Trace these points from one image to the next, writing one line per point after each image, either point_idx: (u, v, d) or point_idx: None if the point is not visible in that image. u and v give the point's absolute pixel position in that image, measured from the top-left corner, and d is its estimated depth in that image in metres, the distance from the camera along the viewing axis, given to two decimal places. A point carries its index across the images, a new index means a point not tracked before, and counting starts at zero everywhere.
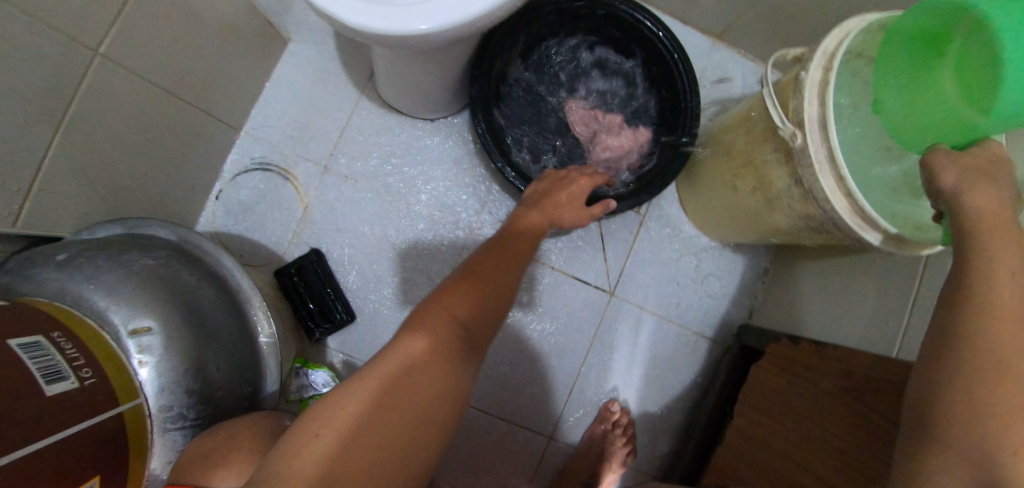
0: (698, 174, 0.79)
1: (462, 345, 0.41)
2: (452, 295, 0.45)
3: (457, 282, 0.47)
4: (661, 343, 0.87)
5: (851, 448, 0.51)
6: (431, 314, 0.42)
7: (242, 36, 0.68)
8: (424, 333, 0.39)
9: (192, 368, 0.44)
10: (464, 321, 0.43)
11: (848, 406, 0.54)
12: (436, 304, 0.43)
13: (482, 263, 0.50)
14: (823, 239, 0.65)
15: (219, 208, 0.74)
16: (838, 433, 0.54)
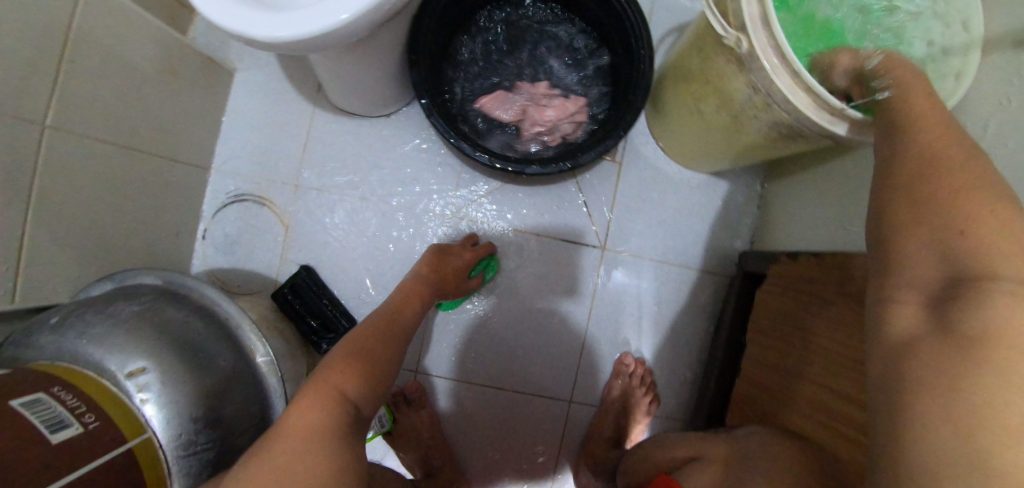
0: (665, 107, 0.77)
1: (349, 412, 0.47)
2: (342, 363, 0.50)
3: (342, 351, 0.52)
4: (664, 287, 0.86)
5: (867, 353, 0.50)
6: (317, 391, 0.47)
7: (186, 77, 0.69)
8: (312, 413, 0.45)
9: (193, 398, 0.47)
10: (350, 389, 0.49)
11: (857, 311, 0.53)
12: (322, 380, 0.48)
13: (365, 330, 0.56)
14: (800, 144, 0.61)
15: (208, 246, 0.77)
16: (854, 340, 0.52)
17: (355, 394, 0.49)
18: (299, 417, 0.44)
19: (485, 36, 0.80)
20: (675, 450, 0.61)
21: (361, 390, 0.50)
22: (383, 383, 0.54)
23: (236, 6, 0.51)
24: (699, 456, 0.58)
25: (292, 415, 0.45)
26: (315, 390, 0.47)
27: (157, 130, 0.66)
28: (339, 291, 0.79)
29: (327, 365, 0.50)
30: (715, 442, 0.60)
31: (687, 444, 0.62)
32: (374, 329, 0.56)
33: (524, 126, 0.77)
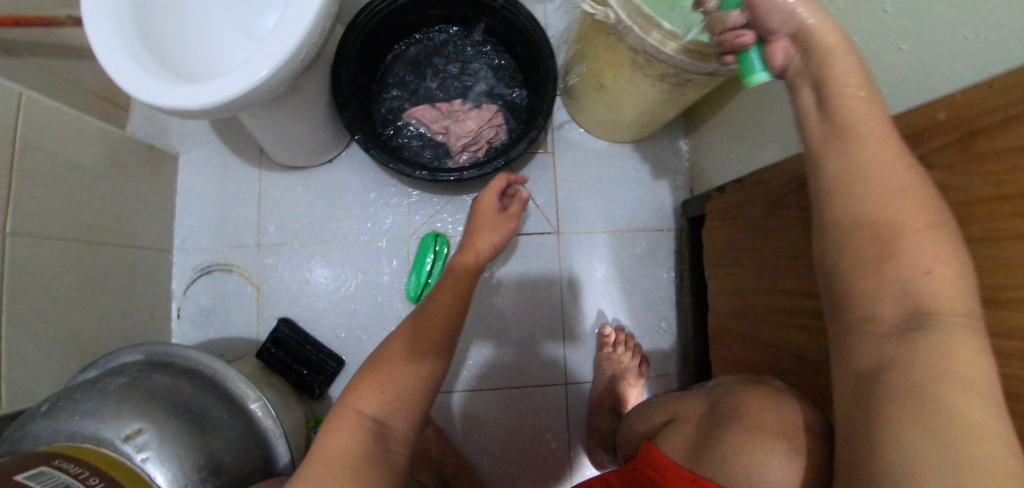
0: (574, 91, 0.85)
1: (371, 429, 0.43)
2: (366, 378, 0.46)
3: (382, 353, 0.49)
4: (623, 252, 0.91)
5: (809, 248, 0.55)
6: (342, 408, 0.45)
7: (132, 168, 0.74)
8: (330, 434, 0.43)
9: (191, 449, 0.49)
10: (371, 403, 0.44)
11: (789, 215, 0.59)
12: (350, 394, 0.45)
13: (413, 325, 0.51)
14: (692, 89, 0.69)
15: (185, 323, 0.79)
16: (793, 241, 0.58)
17: (378, 410, 0.44)
18: (334, 444, 0.42)
19: (403, 73, 0.88)
20: (653, 418, 0.60)
21: (387, 405, 0.45)
22: (425, 400, 0.48)
23: (166, 85, 0.56)
24: (675, 417, 0.54)
25: (323, 446, 0.42)
26: (343, 417, 0.44)
27: (113, 221, 0.70)
28: (322, 334, 0.81)
29: (353, 384, 0.46)
30: (689, 399, 0.56)
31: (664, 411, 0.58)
32: (410, 341, 0.49)
33: (450, 141, 0.85)
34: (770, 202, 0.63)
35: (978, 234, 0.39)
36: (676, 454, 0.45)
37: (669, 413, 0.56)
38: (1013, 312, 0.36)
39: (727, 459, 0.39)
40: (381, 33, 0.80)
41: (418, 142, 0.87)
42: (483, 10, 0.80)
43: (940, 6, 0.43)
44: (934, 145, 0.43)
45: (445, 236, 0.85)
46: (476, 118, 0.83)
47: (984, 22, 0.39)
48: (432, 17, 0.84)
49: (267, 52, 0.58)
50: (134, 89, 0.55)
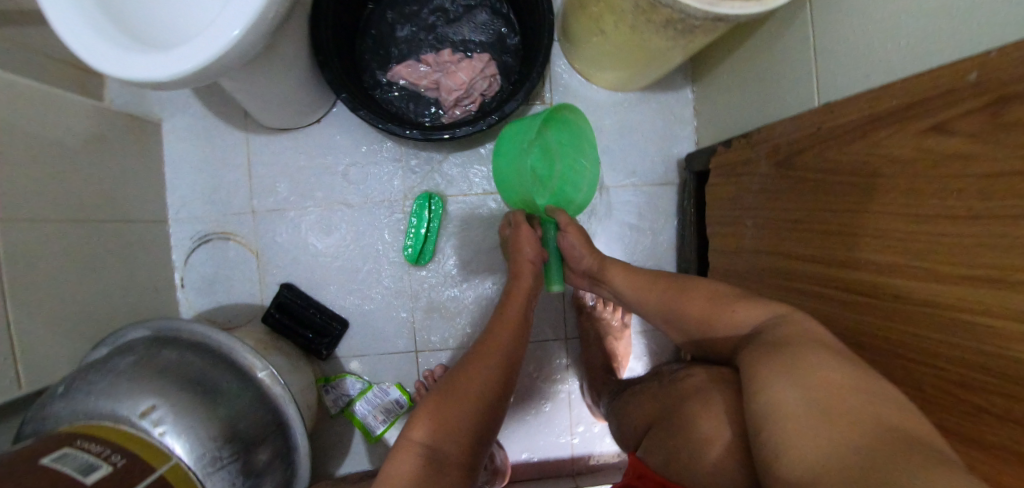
0: (572, 36, 0.78)
1: (431, 461, 0.45)
2: (427, 411, 0.48)
3: (442, 386, 0.51)
4: (624, 209, 0.89)
5: (817, 211, 0.54)
6: (402, 440, 0.46)
7: (114, 141, 0.71)
8: (392, 464, 0.45)
9: (204, 420, 0.52)
10: (426, 436, 0.46)
11: (795, 178, 0.58)
12: (408, 428, 0.47)
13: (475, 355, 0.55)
14: (703, 35, 0.63)
15: (190, 291, 0.81)
16: (798, 205, 0.57)
17: (432, 439, 0.46)
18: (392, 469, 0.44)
19: (386, 20, 0.81)
20: (645, 411, 0.61)
21: (440, 432, 0.47)
22: (479, 424, 0.49)
23: (130, 56, 0.53)
24: (653, 419, 0.58)
25: (386, 473, 0.45)
26: (401, 446, 0.46)
27: (103, 197, 0.69)
28: (324, 298, 0.83)
29: (410, 416, 0.49)
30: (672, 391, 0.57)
31: (654, 403, 0.60)
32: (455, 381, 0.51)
33: (441, 96, 0.79)
34: (778, 160, 0.61)
35: (989, 210, 0.35)
36: (653, 459, 0.50)
37: (658, 408, 0.58)
38: (1018, 294, 0.33)
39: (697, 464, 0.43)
40: None
41: (407, 98, 0.82)
42: None
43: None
44: (960, 108, 0.38)
45: (439, 196, 0.83)
46: (466, 69, 0.77)
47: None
48: None
49: (230, 12, 0.53)
50: (98, 63, 0.52)
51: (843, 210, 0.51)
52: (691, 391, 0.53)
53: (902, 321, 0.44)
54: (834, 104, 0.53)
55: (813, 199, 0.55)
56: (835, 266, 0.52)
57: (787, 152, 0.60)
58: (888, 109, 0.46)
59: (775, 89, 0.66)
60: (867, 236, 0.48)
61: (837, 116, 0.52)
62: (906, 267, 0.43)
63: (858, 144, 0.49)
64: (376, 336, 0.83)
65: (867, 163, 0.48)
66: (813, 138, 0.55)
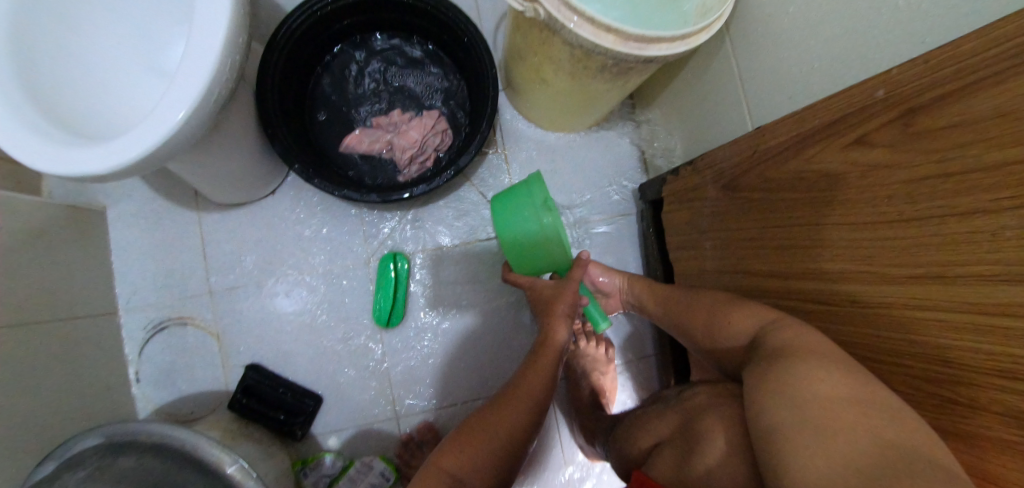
0: (516, 89, 0.83)
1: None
2: (459, 444, 0.52)
3: (474, 422, 0.55)
4: (588, 244, 0.91)
5: (768, 229, 0.57)
6: (429, 471, 0.50)
7: (54, 235, 0.68)
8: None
9: None
10: (456, 467, 0.50)
11: (743, 200, 0.61)
12: (439, 457, 0.52)
13: (512, 389, 0.58)
14: (635, 76, 0.68)
15: (146, 386, 0.75)
16: (750, 224, 0.60)
17: (459, 468, 0.50)
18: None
19: (336, 88, 0.84)
20: (642, 441, 0.58)
21: (471, 464, 0.50)
22: (504, 461, 0.52)
23: (66, 150, 0.51)
24: (661, 439, 0.54)
25: None
26: (430, 475, 0.50)
27: (43, 295, 0.64)
28: (295, 374, 0.78)
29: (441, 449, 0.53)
30: (671, 417, 0.56)
31: (652, 430, 0.58)
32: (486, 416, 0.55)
33: (396, 156, 0.81)
34: (724, 183, 0.64)
35: (920, 211, 0.37)
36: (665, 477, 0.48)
37: (654, 437, 0.56)
38: (957, 286, 0.35)
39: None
40: (304, 50, 0.75)
41: (362, 161, 0.83)
42: (406, 4, 0.74)
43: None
44: (875, 122, 0.42)
45: (404, 254, 0.83)
46: (418, 129, 0.79)
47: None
48: (358, 23, 0.79)
49: (173, 97, 0.53)
50: (30, 160, 0.50)
51: (793, 224, 0.53)
52: (681, 419, 0.53)
53: (861, 324, 0.46)
54: (767, 128, 0.57)
55: (763, 217, 0.58)
56: (795, 278, 0.54)
57: (731, 175, 0.63)
58: (814, 129, 0.50)
59: (710, 117, 0.71)
60: (817, 247, 0.50)
61: (770, 139, 0.56)
62: (857, 273, 0.45)
63: (793, 163, 0.53)
64: (354, 407, 0.79)
65: (806, 178, 0.51)
66: (752, 161, 0.59)
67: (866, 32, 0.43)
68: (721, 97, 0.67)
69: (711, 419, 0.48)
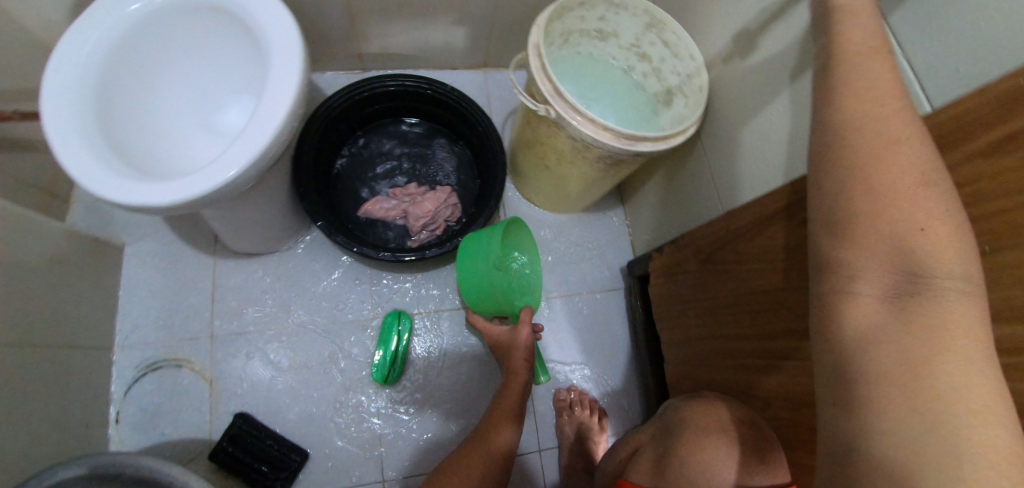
0: (522, 174, 0.96)
1: None
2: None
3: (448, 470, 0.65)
4: (581, 313, 0.97)
5: (738, 297, 0.65)
6: None
7: (74, 263, 0.71)
8: None
9: None
10: None
11: (718, 272, 0.70)
12: None
13: (481, 436, 0.70)
14: (623, 168, 0.81)
15: (124, 428, 0.73)
16: (724, 293, 0.68)
17: None
18: None
19: (363, 159, 0.95)
20: (620, 452, 0.71)
21: None
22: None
23: (131, 183, 0.58)
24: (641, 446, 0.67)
25: None
26: None
27: (50, 321, 0.66)
28: (282, 425, 0.76)
29: None
30: (648, 429, 0.70)
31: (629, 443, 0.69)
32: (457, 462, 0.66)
33: (409, 221, 0.89)
34: (702, 258, 0.74)
35: None
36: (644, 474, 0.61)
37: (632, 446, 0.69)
38: None
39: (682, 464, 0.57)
40: (340, 125, 0.88)
41: (377, 225, 0.91)
42: (433, 96, 0.88)
43: (798, 99, 0.56)
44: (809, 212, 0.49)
45: (407, 313, 0.84)
46: (432, 200, 0.88)
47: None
48: (390, 108, 0.93)
49: (236, 153, 0.62)
50: (94, 187, 0.56)
51: (760, 291, 0.59)
52: (658, 428, 0.67)
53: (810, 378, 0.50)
54: (735, 212, 0.68)
55: (733, 286, 0.66)
56: (764, 340, 0.59)
57: (708, 250, 0.73)
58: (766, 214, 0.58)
59: (689, 203, 0.83)
60: (776, 309, 0.56)
61: (737, 221, 0.66)
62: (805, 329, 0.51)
63: (757, 240, 0.60)
64: (340, 467, 0.76)
65: (762, 253, 0.59)
66: (723, 239, 0.69)
67: (799, 137, 0.57)
68: (698, 188, 0.80)
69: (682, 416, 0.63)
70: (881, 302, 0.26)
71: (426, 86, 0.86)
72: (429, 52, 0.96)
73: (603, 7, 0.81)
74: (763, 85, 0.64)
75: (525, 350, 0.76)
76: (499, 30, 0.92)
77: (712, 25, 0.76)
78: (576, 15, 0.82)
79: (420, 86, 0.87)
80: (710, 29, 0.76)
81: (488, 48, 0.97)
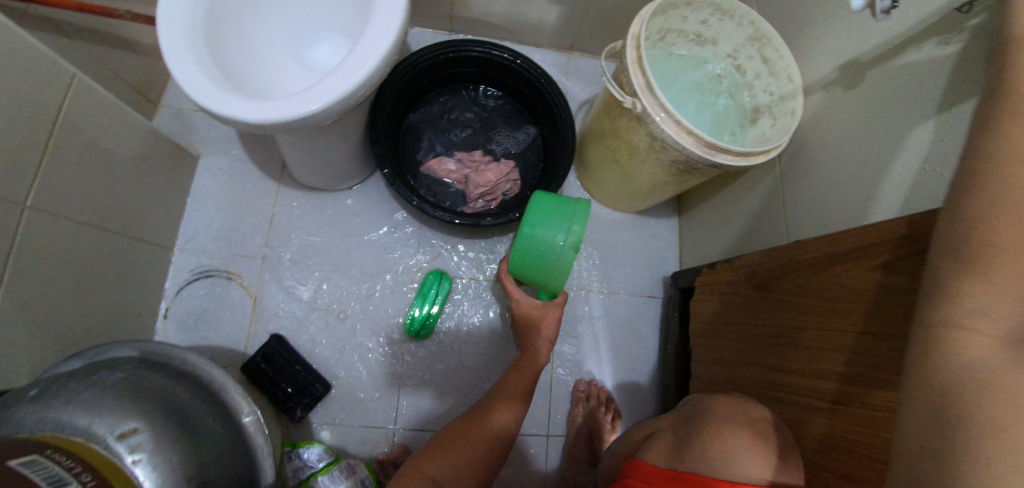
0: (587, 163, 0.95)
1: None
2: (447, 448, 0.59)
3: (456, 432, 0.62)
4: (615, 314, 0.97)
5: (790, 328, 0.61)
6: (409, 472, 0.55)
7: (155, 162, 0.75)
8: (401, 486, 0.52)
9: (181, 469, 0.50)
10: (433, 474, 0.55)
11: (772, 299, 0.66)
12: (423, 458, 0.58)
13: (494, 400, 0.67)
14: (695, 177, 0.79)
15: (171, 324, 0.77)
16: (774, 321, 0.64)
17: (438, 473, 0.56)
18: None
19: (434, 119, 0.96)
20: (636, 434, 0.70)
21: (450, 470, 0.57)
22: (485, 465, 0.60)
23: (228, 95, 0.60)
24: (656, 431, 0.66)
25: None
26: (410, 473, 0.55)
27: (123, 211, 0.69)
28: (312, 355, 0.79)
29: (420, 455, 0.58)
30: (666, 417, 0.68)
31: (645, 426, 0.70)
32: (469, 423, 0.64)
33: (469, 188, 0.89)
34: (757, 282, 0.70)
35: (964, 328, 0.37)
36: (657, 458, 0.58)
37: (648, 429, 0.68)
38: None
39: (703, 448, 0.54)
40: (421, 80, 0.88)
41: (435, 185, 0.92)
42: (515, 67, 0.87)
43: (906, 136, 0.54)
44: (898, 254, 0.46)
45: (449, 275, 0.85)
46: (495, 171, 0.88)
47: (932, 156, 0.50)
48: (471, 73, 0.93)
49: (325, 88, 0.63)
50: (196, 93, 0.59)
51: (821, 325, 0.55)
52: (679, 417, 0.65)
53: (868, 425, 0.45)
54: (804, 242, 0.62)
55: (786, 316, 0.62)
56: (812, 376, 0.55)
57: (765, 275, 0.69)
58: (842, 250, 0.54)
59: (754, 225, 0.81)
60: (839, 350, 0.52)
61: (803, 251, 0.61)
62: (874, 375, 0.46)
63: (825, 275, 0.56)
64: (357, 406, 0.78)
65: (829, 289, 0.55)
66: (782, 267, 0.65)
67: (899, 177, 0.54)
68: (769, 211, 0.77)
69: (708, 408, 0.61)
70: (1004, 344, 0.24)
71: (511, 57, 0.85)
72: (518, 25, 0.95)
73: (708, 11, 0.81)
74: (866, 118, 0.61)
75: (550, 331, 0.75)
76: (594, 16, 0.91)
77: (818, 48, 0.73)
78: (681, 13, 0.81)
79: (504, 55, 0.86)
80: (816, 52, 0.73)
81: (577, 32, 0.96)
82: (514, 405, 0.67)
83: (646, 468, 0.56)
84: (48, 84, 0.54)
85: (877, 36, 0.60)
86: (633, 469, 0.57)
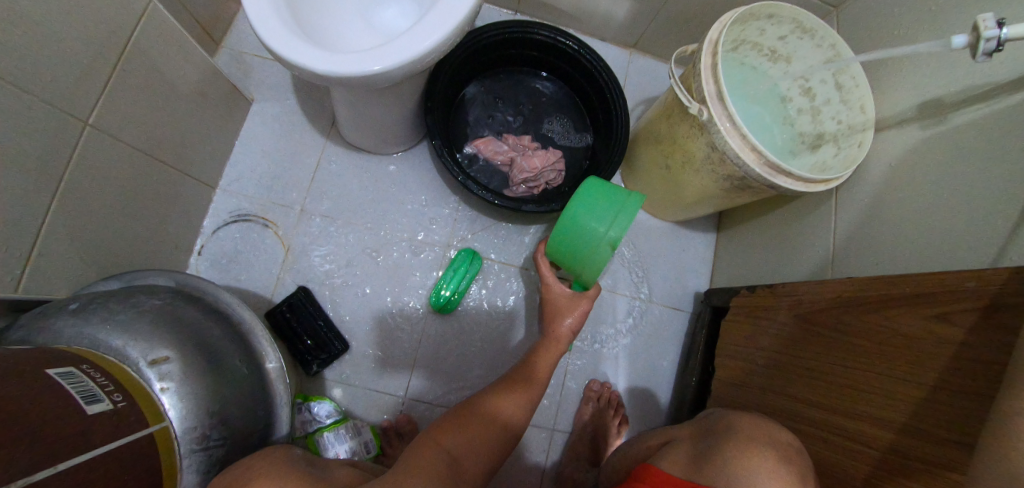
0: (636, 164, 0.93)
1: (445, 466, 0.51)
2: (462, 423, 0.58)
3: (471, 410, 0.61)
4: (638, 321, 0.95)
5: (828, 364, 0.58)
6: (423, 442, 0.54)
7: (211, 101, 0.75)
8: (415, 454, 0.51)
9: (206, 404, 0.50)
10: (448, 447, 0.54)
11: (811, 331, 0.63)
12: (437, 431, 0.57)
13: (511, 383, 0.66)
14: (748, 196, 0.77)
15: (204, 262, 0.78)
16: (810, 354, 0.62)
17: (453, 446, 0.55)
18: (419, 459, 0.51)
19: (488, 97, 0.94)
20: (649, 441, 0.68)
21: (462, 445, 0.56)
22: (497, 448, 0.59)
23: (296, 42, 0.59)
24: (672, 440, 0.64)
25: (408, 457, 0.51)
26: (425, 443, 0.54)
27: (174, 144, 0.70)
28: (335, 313, 0.79)
29: (434, 427, 0.57)
30: (685, 427, 0.66)
31: (660, 435, 0.68)
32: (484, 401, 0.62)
33: (512, 172, 0.88)
34: (797, 311, 0.67)
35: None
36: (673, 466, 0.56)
37: (665, 436, 0.66)
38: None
39: (722, 461, 0.52)
40: (481, 56, 0.87)
41: (479, 164, 0.90)
42: (578, 56, 0.85)
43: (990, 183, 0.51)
44: (963, 306, 0.43)
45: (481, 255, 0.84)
46: (541, 159, 0.86)
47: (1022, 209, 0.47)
48: (533, 56, 0.91)
49: (391, 49, 0.61)
50: (267, 36, 0.58)
51: (864, 366, 0.53)
52: (697, 429, 0.63)
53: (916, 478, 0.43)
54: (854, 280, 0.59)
55: (824, 350, 0.59)
56: (850, 418, 0.53)
57: (807, 306, 0.66)
58: (903, 294, 0.50)
59: (801, 253, 0.78)
60: (884, 395, 0.49)
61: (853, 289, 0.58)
62: (937, 431, 0.42)
63: (874, 317, 0.53)
64: (372, 370, 0.78)
65: (878, 331, 0.52)
66: (825, 301, 0.62)
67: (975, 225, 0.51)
68: (820, 241, 0.75)
69: (731, 425, 0.59)
70: None
71: (575, 45, 0.83)
72: (585, 16, 0.93)
73: (789, 27, 0.77)
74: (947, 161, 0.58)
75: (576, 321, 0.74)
76: (667, 16, 0.88)
77: (899, 80, 0.69)
78: (761, 24, 0.77)
79: (569, 42, 0.84)
80: (896, 84, 0.70)
81: (645, 31, 0.93)
82: (529, 391, 0.66)
83: (658, 473, 0.54)
84: (124, 5, 0.54)
85: (971, 76, 0.57)
86: (644, 472, 0.55)
